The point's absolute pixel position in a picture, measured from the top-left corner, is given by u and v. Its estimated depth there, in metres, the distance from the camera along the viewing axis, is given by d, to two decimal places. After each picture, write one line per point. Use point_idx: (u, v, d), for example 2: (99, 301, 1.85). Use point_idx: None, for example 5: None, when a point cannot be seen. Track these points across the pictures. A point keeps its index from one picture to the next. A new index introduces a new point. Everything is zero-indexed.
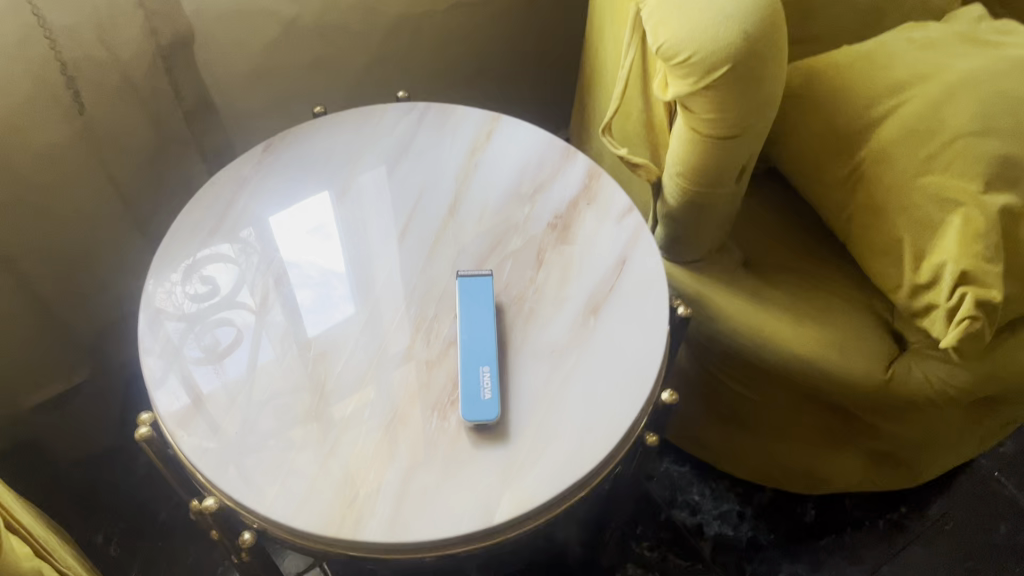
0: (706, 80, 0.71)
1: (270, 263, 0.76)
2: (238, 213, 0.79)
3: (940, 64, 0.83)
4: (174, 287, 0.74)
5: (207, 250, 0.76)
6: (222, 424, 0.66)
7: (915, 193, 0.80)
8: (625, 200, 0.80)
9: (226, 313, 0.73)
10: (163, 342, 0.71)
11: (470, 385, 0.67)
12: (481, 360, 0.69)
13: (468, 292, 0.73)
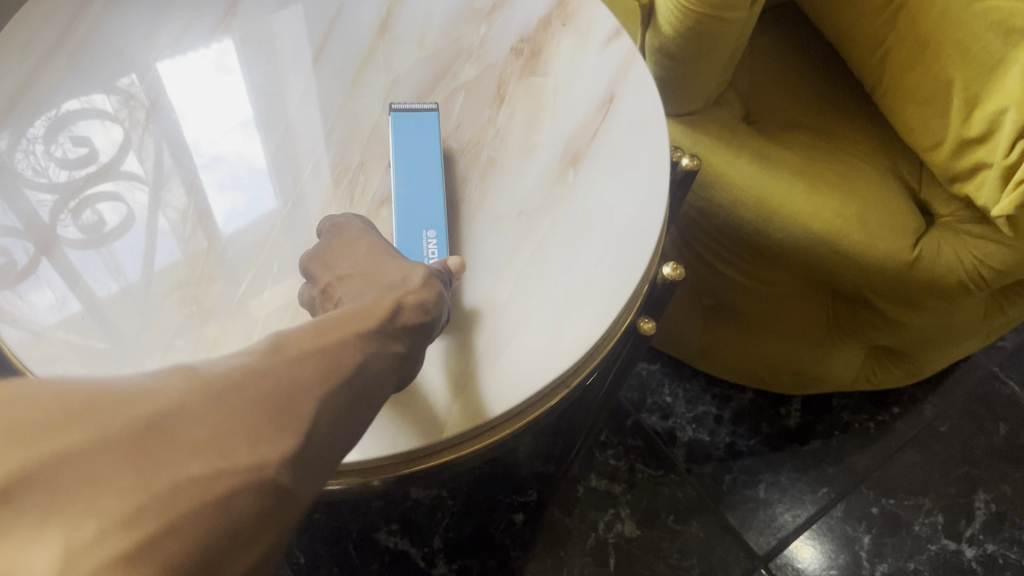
0: None
1: (162, 116, 0.56)
2: (116, 55, 0.58)
3: None
4: (33, 146, 0.54)
5: (77, 101, 0.56)
6: (118, 333, 0.48)
7: (974, 23, 0.63)
8: (611, 20, 0.61)
9: (108, 186, 0.53)
10: (18, 223, 0.51)
11: (410, 252, 0.51)
12: (425, 220, 0.52)
13: (406, 133, 0.55)
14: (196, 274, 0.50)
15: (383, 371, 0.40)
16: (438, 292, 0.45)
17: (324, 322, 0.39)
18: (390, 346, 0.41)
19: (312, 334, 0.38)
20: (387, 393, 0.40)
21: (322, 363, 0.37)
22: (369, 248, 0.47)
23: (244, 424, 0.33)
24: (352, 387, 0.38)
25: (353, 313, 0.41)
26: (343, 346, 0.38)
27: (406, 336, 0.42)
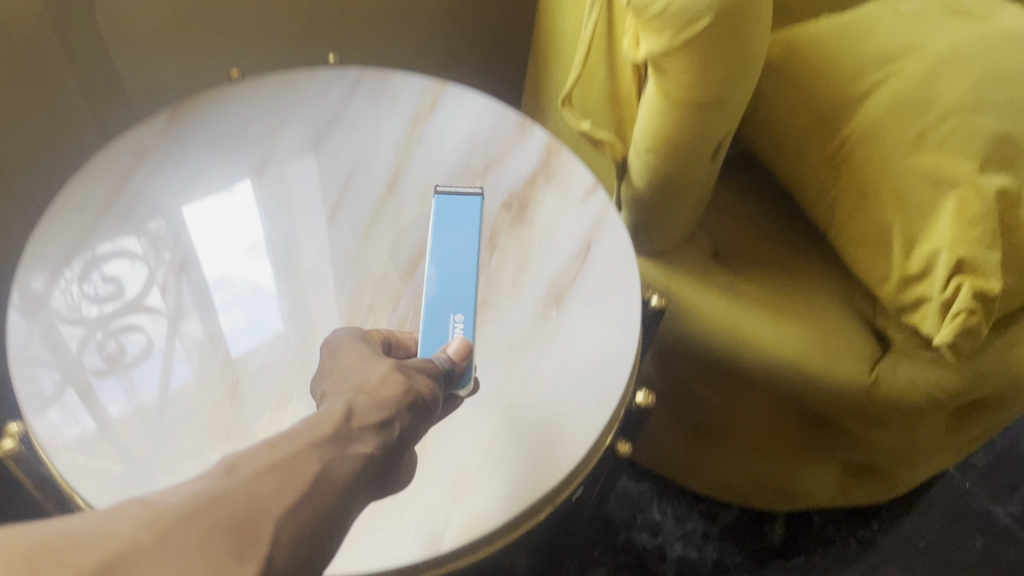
0: (685, 34, 0.60)
1: (183, 256, 0.64)
2: (144, 199, 0.67)
3: (930, 32, 0.76)
4: (69, 285, 0.62)
5: (109, 242, 0.64)
6: (131, 457, 0.54)
7: (905, 175, 0.72)
8: (589, 177, 0.71)
9: (133, 317, 0.60)
10: (54, 351, 0.58)
11: (441, 328, 0.58)
12: (456, 296, 0.60)
13: (444, 209, 0.66)
14: (215, 411, 0.57)
15: (348, 474, 0.42)
16: (401, 389, 0.48)
17: (276, 437, 0.43)
18: (350, 448, 0.44)
19: (266, 452, 0.42)
20: (362, 495, 0.43)
21: (280, 479, 0.41)
22: (347, 365, 0.51)
23: (198, 554, 0.37)
24: (314, 496, 0.41)
25: (309, 426, 0.44)
26: (299, 459, 0.42)
27: (367, 434, 0.45)
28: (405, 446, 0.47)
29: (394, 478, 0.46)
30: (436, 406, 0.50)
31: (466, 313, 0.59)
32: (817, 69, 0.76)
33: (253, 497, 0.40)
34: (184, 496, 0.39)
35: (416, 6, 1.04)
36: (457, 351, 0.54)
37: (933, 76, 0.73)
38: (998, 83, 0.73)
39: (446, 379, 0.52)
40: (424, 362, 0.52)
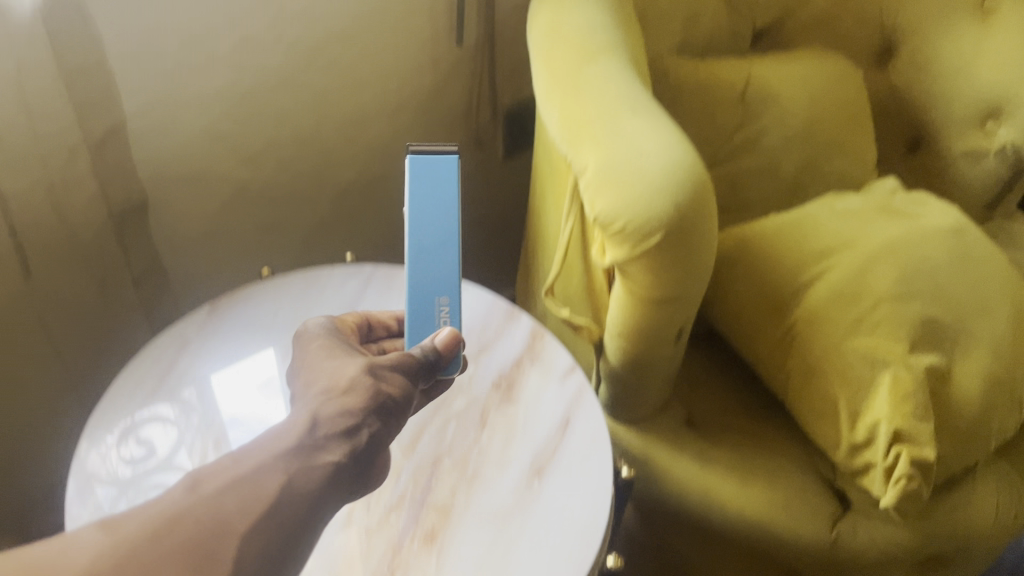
0: (641, 247, 0.72)
1: (211, 425, 0.74)
2: (179, 374, 0.78)
3: (861, 231, 0.89)
4: (109, 450, 0.71)
5: (146, 411, 0.74)
6: None
7: (847, 355, 0.82)
8: (568, 359, 0.81)
9: (161, 476, 0.69)
10: (92, 509, 0.66)
11: (426, 316, 0.63)
12: (437, 285, 0.64)
13: (418, 172, 0.65)
14: None
15: (314, 479, 0.51)
16: (365, 386, 0.56)
17: (244, 453, 0.52)
18: (318, 457, 0.52)
19: (231, 466, 0.51)
20: (331, 500, 0.52)
21: (246, 496, 0.49)
22: (318, 362, 0.61)
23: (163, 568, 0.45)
24: (280, 505, 0.49)
25: (279, 437, 0.53)
26: (264, 474, 0.50)
27: (331, 442, 0.53)
28: (378, 441, 0.56)
29: (373, 475, 0.55)
30: (406, 405, 0.58)
31: (450, 297, 0.64)
32: (769, 263, 0.88)
33: (214, 516, 0.48)
34: (138, 524, 0.47)
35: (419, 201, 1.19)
36: (441, 343, 0.61)
37: (867, 269, 0.85)
38: (921, 277, 0.85)
39: (422, 373, 0.60)
40: (401, 356, 0.60)
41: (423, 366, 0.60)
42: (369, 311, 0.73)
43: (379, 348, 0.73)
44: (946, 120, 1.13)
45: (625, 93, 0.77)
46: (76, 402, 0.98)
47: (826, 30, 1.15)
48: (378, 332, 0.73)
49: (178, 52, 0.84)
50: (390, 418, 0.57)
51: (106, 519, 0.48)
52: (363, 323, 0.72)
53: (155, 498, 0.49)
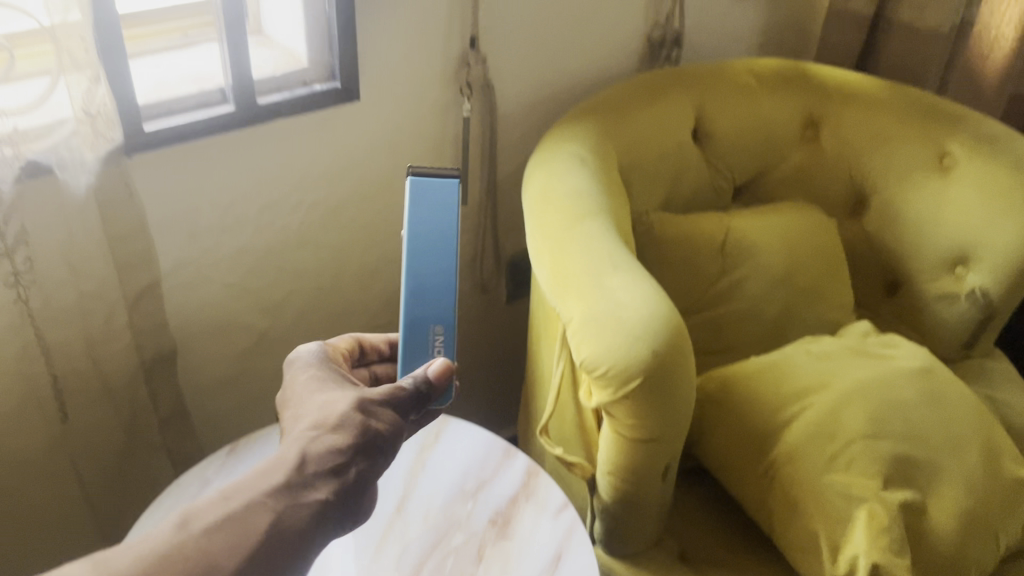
0: (624, 390, 0.78)
1: None
2: None
3: (835, 372, 0.95)
4: None
5: None
6: None
7: (825, 491, 0.87)
8: (561, 496, 0.86)
9: None
10: None
11: (421, 344, 0.66)
12: (432, 312, 0.67)
13: (417, 190, 0.70)
14: None
15: (302, 518, 0.53)
16: (355, 421, 0.57)
17: (233, 490, 0.54)
18: (305, 495, 0.54)
19: (219, 504, 0.53)
20: (320, 535, 0.54)
21: (233, 533, 0.51)
22: (307, 392, 0.62)
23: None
24: (268, 543, 0.51)
25: (267, 476, 0.54)
26: (252, 512, 0.52)
27: (319, 479, 0.55)
28: (368, 479, 0.57)
29: (362, 509, 0.57)
30: (395, 439, 0.59)
31: (446, 326, 0.67)
32: (749, 402, 0.94)
33: (200, 559, 0.49)
34: (129, 561, 0.49)
35: None
36: (434, 376, 0.63)
37: (841, 407, 0.91)
38: (891, 414, 0.91)
39: (413, 406, 0.61)
40: (393, 388, 0.61)
41: (414, 400, 0.61)
42: (362, 336, 0.75)
43: (369, 373, 0.75)
44: (915, 267, 1.17)
45: (606, 251, 0.86)
46: (97, 537, 1.04)
47: (801, 186, 1.24)
48: (372, 356, 0.75)
49: (211, 218, 0.95)
50: (378, 454, 0.58)
51: (97, 554, 0.50)
52: (355, 348, 0.74)
53: (146, 535, 0.51)
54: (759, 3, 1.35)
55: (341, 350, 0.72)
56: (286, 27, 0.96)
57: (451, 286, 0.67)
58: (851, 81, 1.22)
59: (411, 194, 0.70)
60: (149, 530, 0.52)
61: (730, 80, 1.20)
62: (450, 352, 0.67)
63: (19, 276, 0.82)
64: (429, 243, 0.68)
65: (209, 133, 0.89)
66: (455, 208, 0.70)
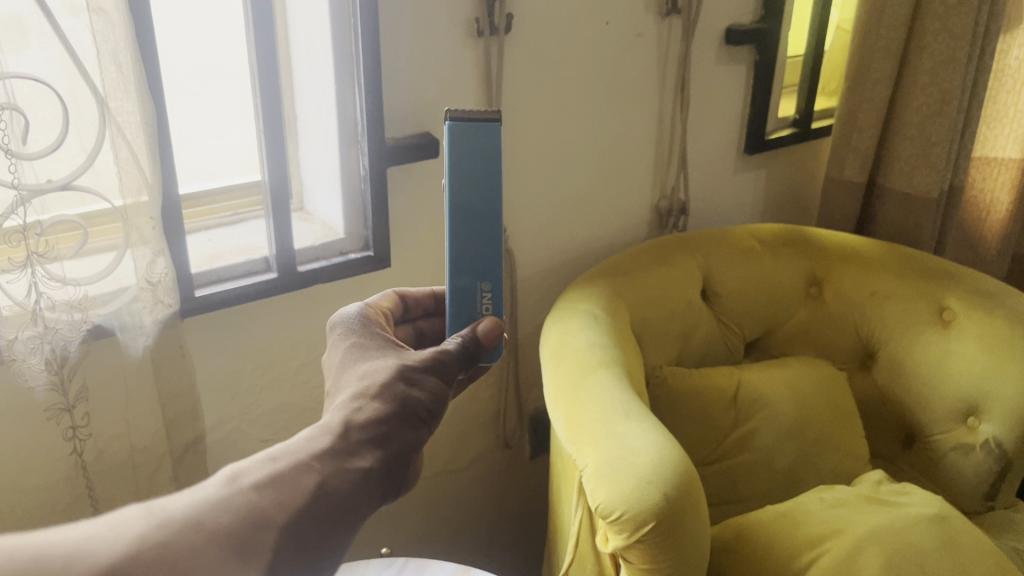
0: (637, 534, 0.81)
1: None
2: None
3: (850, 518, 0.97)
4: None
5: None
6: None
7: None
8: None
9: None
10: None
11: (470, 301, 0.70)
12: (481, 274, 0.70)
13: (463, 135, 0.65)
14: None
15: (347, 481, 0.58)
16: (396, 393, 0.65)
17: (280, 451, 0.58)
18: (350, 461, 0.59)
19: (270, 465, 0.57)
20: (367, 495, 0.59)
21: (285, 490, 0.55)
22: (351, 361, 0.69)
23: (209, 553, 0.50)
24: (318, 502, 0.56)
25: (315, 441, 0.60)
26: (302, 474, 0.57)
27: (362, 447, 0.61)
28: (410, 441, 0.64)
29: (402, 476, 0.63)
30: (434, 404, 0.66)
31: (493, 284, 0.70)
32: (766, 549, 0.96)
33: (255, 508, 0.54)
34: (183, 506, 0.52)
35: (453, 502, 1.31)
36: (478, 334, 0.70)
37: (857, 552, 0.93)
38: (907, 560, 0.91)
39: (453, 367, 0.68)
40: (431, 354, 0.68)
41: (453, 362, 0.68)
42: (403, 291, 0.80)
43: (412, 328, 0.81)
44: (927, 419, 1.20)
45: (617, 401, 0.92)
46: None
47: (809, 341, 1.30)
48: (412, 310, 0.81)
49: (253, 377, 1.03)
50: (419, 420, 0.65)
51: (149, 501, 0.53)
52: (397, 303, 0.80)
53: (199, 489, 0.54)
54: (759, 175, 1.46)
55: (384, 307, 0.78)
56: (325, 203, 1.06)
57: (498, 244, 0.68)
58: (851, 243, 1.29)
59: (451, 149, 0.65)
60: (199, 484, 0.55)
61: (734, 243, 1.28)
62: (497, 305, 0.71)
63: (77, 429, 0.89)
64: (476, 207, 0.67)
65: (254, 297, 0.97)
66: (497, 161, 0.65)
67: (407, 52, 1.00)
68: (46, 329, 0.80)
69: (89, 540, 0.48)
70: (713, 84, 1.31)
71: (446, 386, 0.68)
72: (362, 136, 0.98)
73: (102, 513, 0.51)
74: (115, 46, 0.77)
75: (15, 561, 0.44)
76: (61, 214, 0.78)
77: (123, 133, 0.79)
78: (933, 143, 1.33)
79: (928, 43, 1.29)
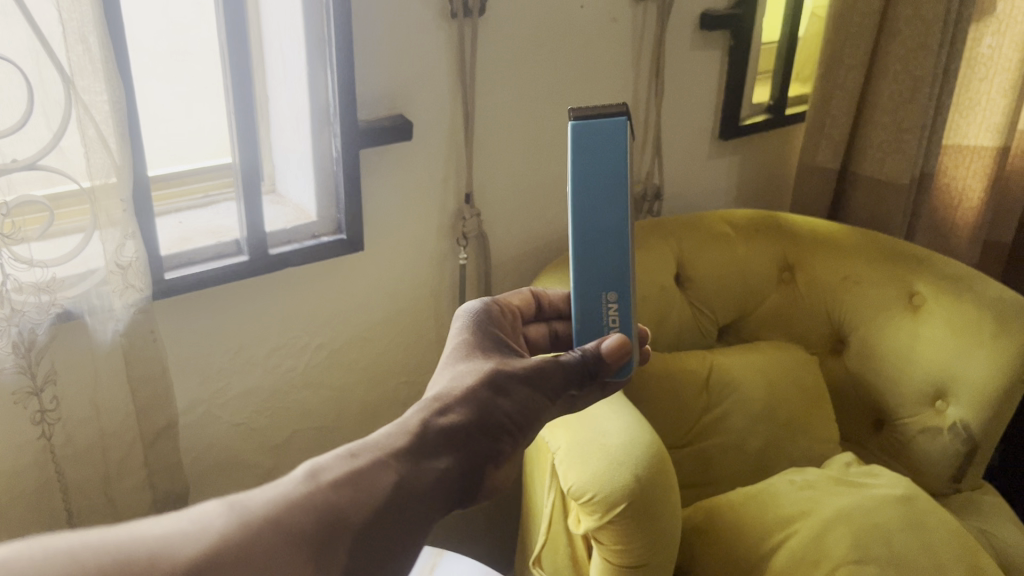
0: (608, 515, 0.82)
1: None
2: None
3: (819, 500, 0.98)
4: None
5: None
6: None
7: None
8: None
9: None
10: None
11: (595, 313, 0.71)
12: (603, 287, 0.70)
13: (584, 138, 0.68)
14: None
15: (423, 484, 0.57)
16: (483, 396, 0.63)
17: (359, 447, 0.57)
18: (428, 463, 0.58)
19: (347, 461, 0.55)
20: (438, 500, 0.57)
21: (360, 490, 0.54)
22: (455, 354, 0.69)
23: (288, 552, 0.49)
24: (393, 504, 0.55)
25: (392, 439, 0.58)
26: (380, 472, 0.55)
27: (444, 454, 0.59)
28: (489, 451, 0.62)
29: (475, 490, 0.61)
30: (520, 416, 0.64)
31: (620, 294, 0.70)
32: (736, 531, 0.97)
33: (332, 507, 0.52)
34: (263, 501, 0.51)
35: None
36: (603, 352, 0.69)
37: (825, 533, 0.94)
38: (875, 540, 0.93)
39: (559, 383, 0.67)
40: (537, 363, 0.67)
41: (560, 377, 0.67)
42: (539, 291, 0.82)
43: (549, 328, 0.82)
44: (897, 402, 1.21)
45: None
46: None
47: (781, 326, 1.31)
48: (548, 312, 0.83)
49: (225, 361, 1.02)
50: (502, 430, 0.63)
51: (232, 494, 0.52)
52: (532, 303, 0.82)
53: (277, 482, 0.53)
54: (732, 162, 1.47)
55: (514, 304, 0.80)
56: (297, 186, 1.05)
57: (620, 250, 0.69)
58: (823, 228, 1.30)
59: (572, 146, 0.68)
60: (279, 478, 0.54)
61: (708, 228, 1.29)
62: (624, 319, 0.71)
63: (46, 414, 0.87)
64: (596, 208, 0.68)
65: (225, 280, 0.96)
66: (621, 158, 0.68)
67: (383, 35, 0.99)
68: (13, 312, 0.79)
69: (170, 536, 0.47)
70: (687, 70, 1.31)
71: (545, 400, 0.67)
72: (334, 118, 0.97)
73: (184, 506, 0.50)
74: (83, 24, 0.75)
75: (99, 558, 0.43)
76: (28, 194, 0.77)
77: (90, 115, 0.77)
78: (903, 131, 1.34)
79: (900, 30, 1.30)
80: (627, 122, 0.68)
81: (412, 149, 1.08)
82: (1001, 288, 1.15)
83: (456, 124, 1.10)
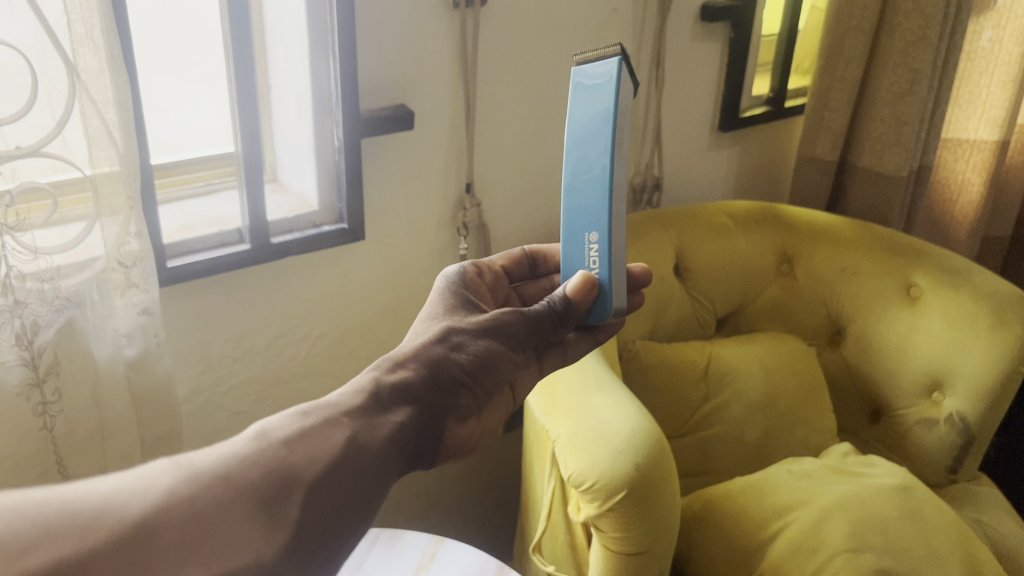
0: (608, 502, 0.82)
1: None
2: None
3: (816, 490, 0.99)
4: None
5: None
6: None
7: None
8: None
9: None
10: None
11: (579, 252, 0.73)
12: (585, 225, 0.72)
13: (579, 82, 0.72)
14: None
15: (372, 436, 0.56)
16: (432, 352, 0.63)
17: (312, 407, 0.56)
18: (383, 418, 0.58)
19: (295, 423, 0.55)
20: (394, 452, 0.57)
21: (308, 448, 0.53)
22: (416, 318, 0.70)
23: (235, 506, 0.48)
24: (346, 458, 0.53)
25: (345, 399, 0.58)
26: (331, 429, 0.55)
27: (395, 408, 0.59)
28: (444, 406, 0.62)
29: (430, 445, 0.61)
30: (476, 367, 0.64)
31: (600, 234, 0.71)
32: (733, 519, 0.98)
33: (282, 463, 0.51)
34: (211, 459, 0.51)
35: (431, 474, 1.32)
36: (569, 295, 0.70)
37: (822, 522, 0.94)
38: (871, 529, 0.93)
39: (517, 330, 0.67)
40: (489, 318, 0.67)
41: (520, 325, 0.67)
42: (535, 249, 0.84)
43: (550, 284, 0.84)
44: (895, 392, 1.22)
45: (595, 378, 0.94)
46: None
47: (781, 318, 1.32)
48: (544, 269, 0.84)
49: (227, 350, 1.03)
50: (457, 384, 0.63)
51: (180, 454, 0.52)
52: (524, 261, 0.83)
53: (225, 443, 0.53)
54: (732, 153, 1.47)
55: (501, 265, 0.81)
56: (300, 174, 1.05)
57: (601, 185, 0.70)
58: (824, 221, 1.30)
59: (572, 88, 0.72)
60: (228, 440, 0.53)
61: (707, 220, 1.28)
62: (603, 259, 0.71)
63: (48, 405, 0.86)
64: (585, 145, 0.71)
65: (227, 268, 0.96)
66: (609, 104, 0.69)
67: (383, 27, 0.99)
68: (17, 303, 0.79)
69: (119, 493, 0.47)
70: (686, 62, 1.31)
71: (509, 351, 0.67)
72: (336, 108, 0.98)
73: (132, 467, 0.51)
74: (88, 16, 0.76)
75: (45, 515, 0.45)
76: (32, 181, 0.77)
77: (95, 105, 0.78)
78: (902, 123, 1.34)
79: (900, 22, 1.30)
80: (619, 61, 0.69)
81: (414, 140, 1.08)
82: (998, 280, 1.16)
83: (457, 116, 1.10)
